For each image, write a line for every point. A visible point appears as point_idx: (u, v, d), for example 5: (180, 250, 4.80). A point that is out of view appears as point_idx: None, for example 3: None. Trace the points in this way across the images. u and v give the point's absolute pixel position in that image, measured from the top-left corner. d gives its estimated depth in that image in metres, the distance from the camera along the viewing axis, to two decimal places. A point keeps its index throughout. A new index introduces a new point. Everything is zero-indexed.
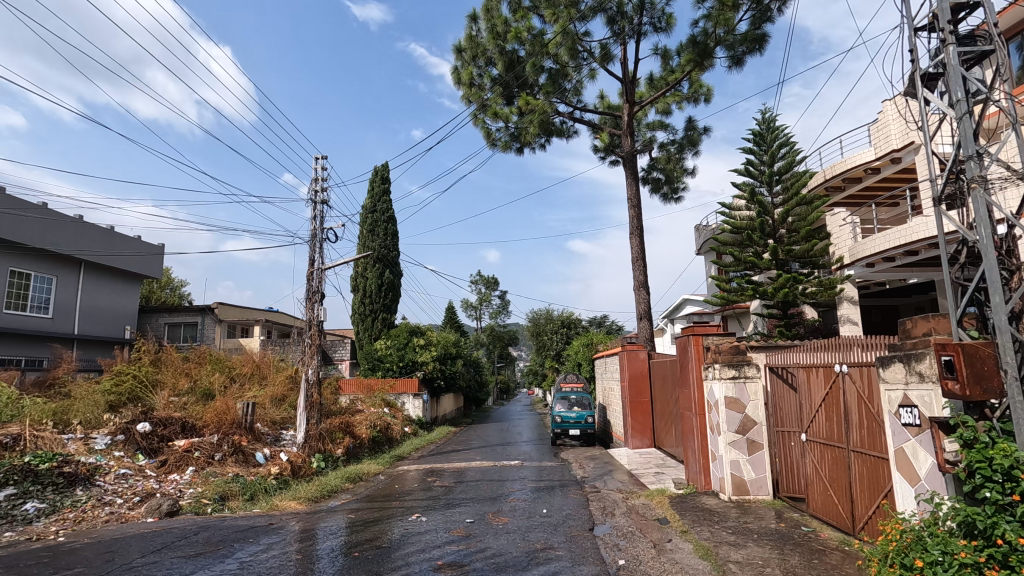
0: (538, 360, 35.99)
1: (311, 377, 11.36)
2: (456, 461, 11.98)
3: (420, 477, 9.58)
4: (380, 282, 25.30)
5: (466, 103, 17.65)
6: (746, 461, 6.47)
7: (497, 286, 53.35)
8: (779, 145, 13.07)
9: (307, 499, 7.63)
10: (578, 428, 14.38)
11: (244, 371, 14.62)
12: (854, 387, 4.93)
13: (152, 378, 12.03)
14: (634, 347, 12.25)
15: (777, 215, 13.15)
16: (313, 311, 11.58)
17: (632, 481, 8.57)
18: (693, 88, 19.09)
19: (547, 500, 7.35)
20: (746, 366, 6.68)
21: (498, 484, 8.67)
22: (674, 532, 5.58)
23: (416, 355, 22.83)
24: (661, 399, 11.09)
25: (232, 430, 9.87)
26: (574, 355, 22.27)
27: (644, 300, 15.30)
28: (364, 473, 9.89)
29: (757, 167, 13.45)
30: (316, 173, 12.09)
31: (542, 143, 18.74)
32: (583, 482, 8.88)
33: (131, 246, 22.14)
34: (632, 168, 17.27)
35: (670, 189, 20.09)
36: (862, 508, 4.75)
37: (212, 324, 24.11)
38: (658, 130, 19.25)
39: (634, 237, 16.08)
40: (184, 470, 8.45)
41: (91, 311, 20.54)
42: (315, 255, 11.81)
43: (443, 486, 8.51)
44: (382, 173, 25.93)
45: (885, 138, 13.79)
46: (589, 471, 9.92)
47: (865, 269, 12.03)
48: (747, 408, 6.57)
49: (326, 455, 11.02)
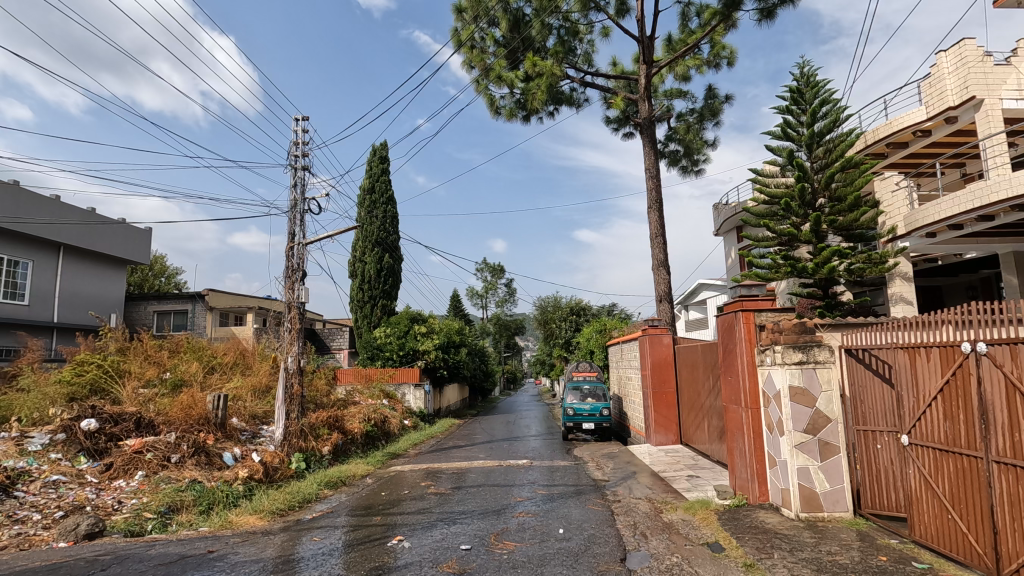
0: (546, 349, 34.55)
1: (291, 366, 10.05)
2: (458, 460, 10.63)
3: (414, 481, 8.25)
4: (379, 267, 23.91)
5: (468, 66, 16.13)
6: (819, 470, 5.06)
7: (503, 274, 51.93)
8: (820, 102, 11.48)
9: (271, 512, 6.25)
10: (592, 422, 13.01)
11: (227, 361, 13.38)
12: (996, 374, 3.54)
13: (120, 368, 10.76)
14: (657, 331, 10.82)
15: (818, 181, 11.57)
16: (293, 292, 10.25)
17: (662, 487, 7.15)
18: (715, 50, 17.47)
19: (561, 514, 5.96)
20: (815, 349, 5.26)
21: (502, 490, 7.29)
22: (736, 568, 4.18)
23: (418, 343, 21.51)
24: (690, 390, 9.69)
25: (198, 427, 8.61)
26: (587, 342, 20.88)
27: (664, 280, 13.85)
28: (350, 476, 8.59)
29: (795, 128, 11.89)
30: (297, 136, 10.67)
31: (551, 112, 17.25)
32: (602, 488, 7.46)
33: (114, 229, 20.99)
34: (649, 137, 15.76)
35: (689, 162, 18.54)
36: (1015, 543, 3.38)
37: (203, 311, 22.87)
38: (676, 98, 17.75)
39: (653, 212, 14.61)
40: (133, 475, 7.14)
41: (71, 298, 19.34)
42: (295, 229, 10.40)
43: (440, 493, 7.17)
44: (381, 152, 24.47)
45: (940, 94, 12.19)
46: (610, 473, 8.54)
47: (923, 240, 10.54)
48: (819, 402, 5.16)
49: (308, 455, 9.67)
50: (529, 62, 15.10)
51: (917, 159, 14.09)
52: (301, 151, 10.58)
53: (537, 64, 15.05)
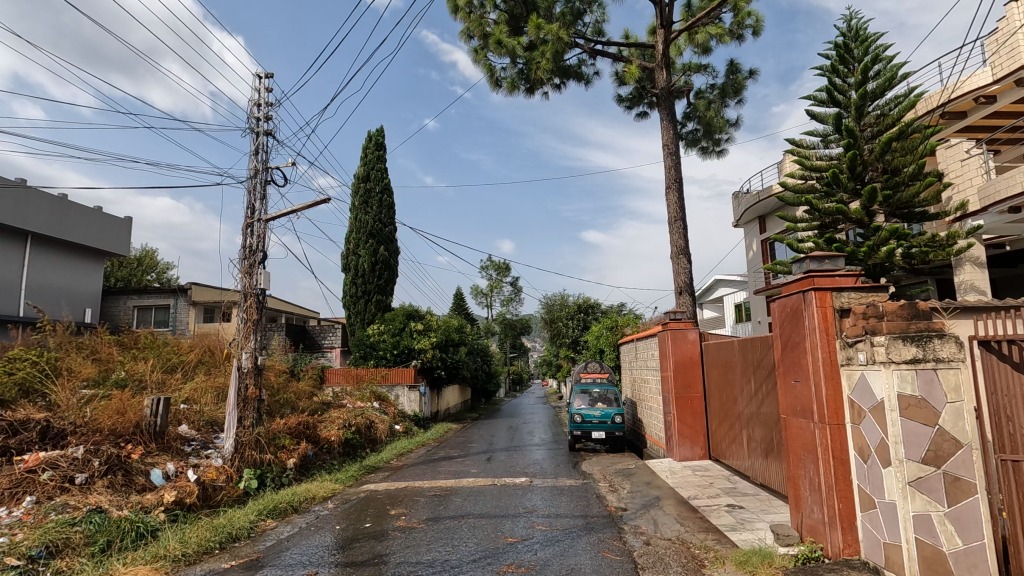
0: (552, 350, 32.99)
1: (246, 364, 8.49)
2: (444, 477, 9.00)
3: (385, 508, 6.62)
4: (374, 260, 22.38)
5: (467, 35, 14.51)
6: (946, 520, 3.35)
7: (509, 273, 50.35)
8: (873, 58, 9.72)
9: (172, 563, 4.64)
10: (603, 431, 11.34)
11: (190, 360, 11.87)
12: None
13: (57, 366, 9.22)
14: (680, 326, 9.17)
15: (870, 150, 9.84)
16: (249, 278, 8.68)
17: (698, 523, 5.49)
18: (739, 19, 15.82)
19: (567, 567, 4.34)
20: (935, 341, 3.55)
21: (491, 525, 5.67)
22: None
23: (413, 341, 19.91)
24: (723, 395, 8.08)
25: (124, 439, 7.06)
26: (596, 341, 19.22)
27: (684, 269, 12.22)
28: (308, 500, 7.02)
29: (841, 91, 10.15)
30: (258, 95, 9.06)
31: (557, 87, 15.64)
32: (618, 521, 5.81)
33: (87, 217, 19.59)
34: (667, 110, 14.13)
35: (710, 143, 16.93)
36: None
37: (186, 307, 21.41)
38: (695, 72, 16.14)
39: (672, 193, 12.95)
40: (19, 502, 5.60)
41: (39, 291, 17.88)
42: (254, 202, 8.83)
43: (410, 530, 5.56)
44: (377, 138, 22.89)
45: (1011, 52, 10.43)
46: (627, 498, 6.89)
47: (1002, 217, 8.77)
48: (943, 419, 3.41)
49: (264, 471, 8.05)
50: (534, 26, 13.42)
51: (972, 133, 12.31)
52: (263, 112, 8.98)
53: (543, 29, 13.43)
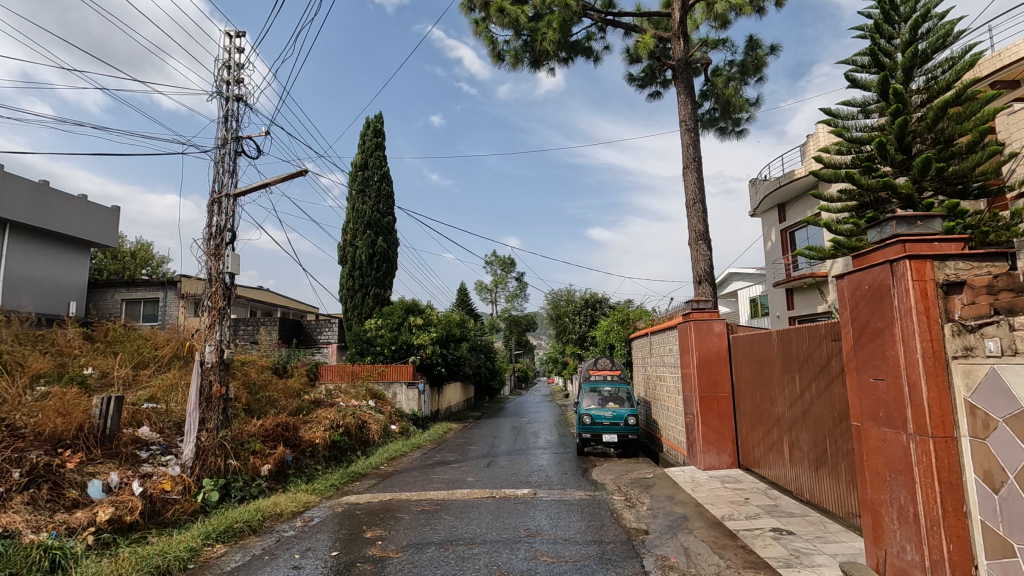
0: (558, 347, 31.90)
1: (210, 358, 7.47)
2: (437, 486, 7.97)
3: (360, 528, 5.58)
4: (372, 252, 21.36)
5: (469, 5, 13.42)
6: None
7: (514, 269, 49.33)
8: (925, 13, 8.54)
9: None
10: (615, 434, 10.25)
11: (164, 354, 10.91)
12: None
13: (6, 361, 8.25)
14: (705, 316, 8.07)
15: (920, 117, 8.69)
16: (217, 262, 7.66)
17: (741, 554, 4.42)
18: None
19: None
20: None
21: (485, 554, 4.60)
22: None
23: (412, 336, 18.84)
24: (758, 395, 6.98)
25: (59, 444, 6.05)
26: (606, 337, 18.13)
27: (704, 257, 11.12)
28: (272, 517, 5.98)
29: (887, 54, 9.02)
30: (227, 55, 8.02)
31: (564, 63, 14.52)
32: (640, 549, 4.75)
33: (71, 206, 18.72)
34: (684, 85, 13.01)
35: (729, 123, 15.79)
36: None
37: (175, 300, 20.51)
38: (713, 47, 14.99)
39: (690, 173, 11.84)
40: None
41: (18, 282, 16.98)
42: (222, 175, 7.81)
43: (385, 560, 4.51)
44: (375, 125, 21.85)
45: None
46: (647, 516, 5.82)
47: None
48: None
49: (229, 480, 7.05)
50: None
51: None
52: (233, 76, 7.94)
53: None
